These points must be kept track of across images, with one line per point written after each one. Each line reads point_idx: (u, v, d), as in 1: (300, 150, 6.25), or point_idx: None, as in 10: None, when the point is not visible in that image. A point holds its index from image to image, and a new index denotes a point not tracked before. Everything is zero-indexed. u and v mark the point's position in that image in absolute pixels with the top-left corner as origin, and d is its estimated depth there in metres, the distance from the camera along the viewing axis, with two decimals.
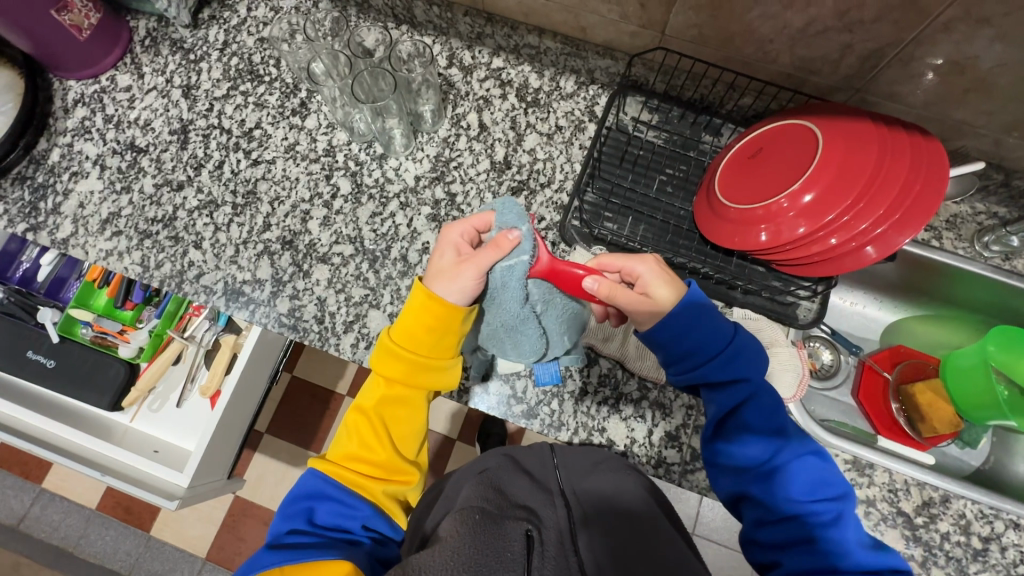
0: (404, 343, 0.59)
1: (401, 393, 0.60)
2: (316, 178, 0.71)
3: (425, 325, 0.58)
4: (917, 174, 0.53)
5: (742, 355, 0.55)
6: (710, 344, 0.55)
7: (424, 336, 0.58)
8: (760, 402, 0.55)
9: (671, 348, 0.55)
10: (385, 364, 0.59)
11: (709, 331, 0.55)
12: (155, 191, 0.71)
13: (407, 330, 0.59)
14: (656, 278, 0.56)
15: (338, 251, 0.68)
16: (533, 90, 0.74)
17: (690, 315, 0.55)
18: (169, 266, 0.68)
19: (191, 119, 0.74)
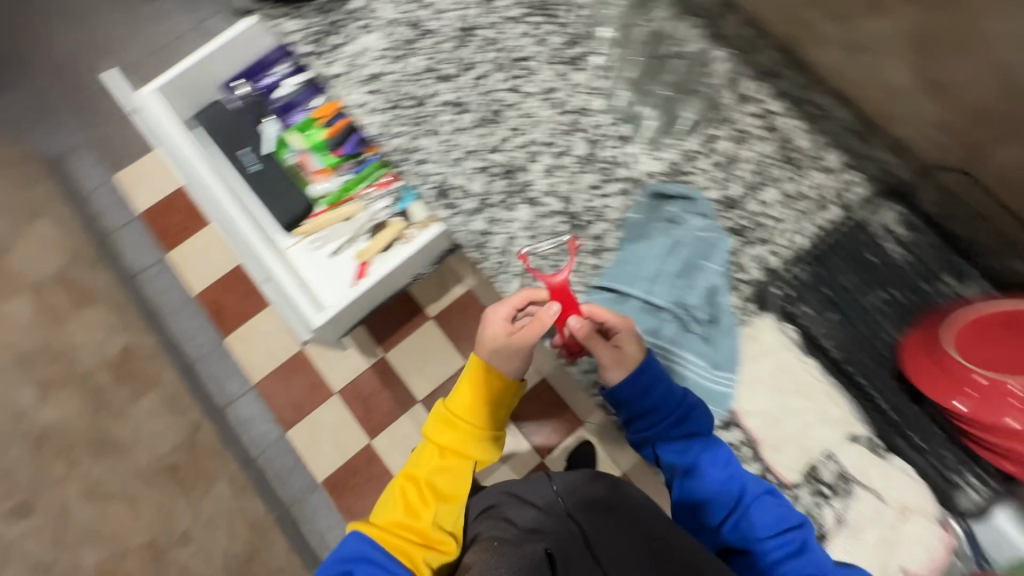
0: (454, 414, 0.75)
1: (451, 459, 0.75)
2: (559, 129, 0.73)
3: (476, 399, 0.74)
4: None
5: (687, 426, 0.62)
6: (665, 403, 0.63)
7: (474, 409, 0.75)
8: (710, 450, 0.63)
9: (634, 405, 0.64)
10: (444, 429, 0.76)
11: (653, 396, 0.62)
12: (421, 71, 0.75)
13: (460, 404, 0.75)
14: (630, 336, 0.63)
15: (547, 202, 0.70)
16: (795, 149, 0.71)
17: (650, 376, 0.62)
18: (402, 140, 0.73)
19: (478, 25, 0.77)
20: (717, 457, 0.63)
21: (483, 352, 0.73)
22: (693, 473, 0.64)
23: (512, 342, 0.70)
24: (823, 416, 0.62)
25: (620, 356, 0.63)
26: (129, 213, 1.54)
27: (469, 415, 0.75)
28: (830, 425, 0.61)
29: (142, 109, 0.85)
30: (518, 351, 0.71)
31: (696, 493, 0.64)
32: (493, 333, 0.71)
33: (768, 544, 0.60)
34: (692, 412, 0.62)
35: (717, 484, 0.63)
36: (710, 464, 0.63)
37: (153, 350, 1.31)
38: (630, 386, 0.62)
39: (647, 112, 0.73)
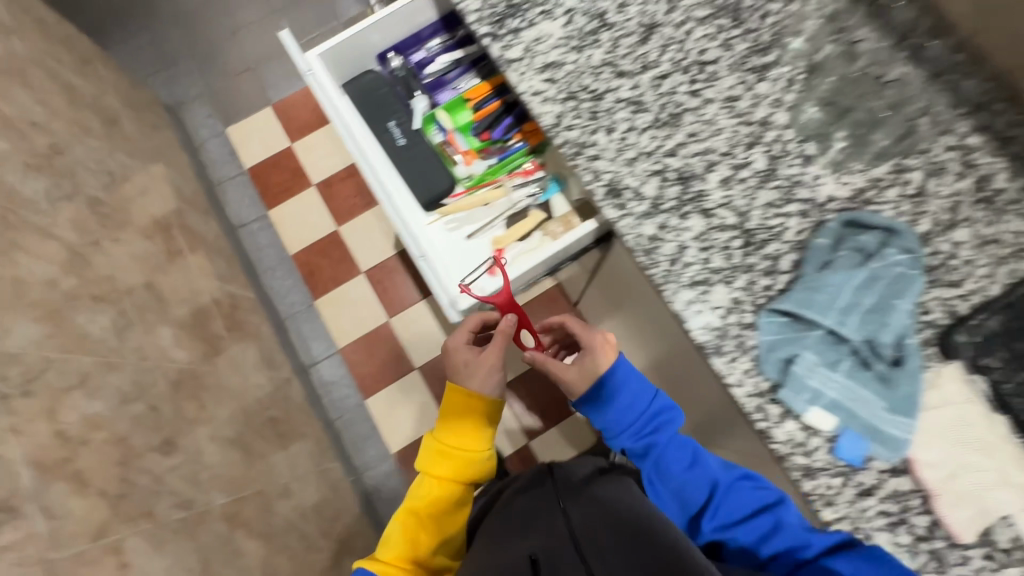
0: (445, 438, 0.87)
1: (449, 486, 0.85)
2: (739, 140, 0.70)
3: (460, 425, 0.87)
4: None
5: (648, 427, 0.82)
6: (638, 403, 0.82)
7: (460, 434, 0.87)
8: (667, 454, 0.79)
9: (600, 419, 0.84)
10: (434, 457, 0.87)
11: (617, 410, 0.82)
12: (599, 65, 0.73)
13: (450, 432, 0.87)
14: (596, 347, 0.86)
15: (721, 214, 0.68)
16: (995, 189, 0.64)
17: (615, 387, 0.83)
18: (577, 133, 0.71)
19: (661, 23, 0.75)
20: (678, 459, 0.79)
21: (460, 372, 0.90)
22: (661, 474, 0.79)
23: (479, 361, 0.89)
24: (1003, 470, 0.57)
25: (588, 374, 0.84)
26: (236, 168, 1.58)
27: (461, 442, 0.87)
28: (1015, 491, 0.56)
29: (312, 73, 0.87)
30: (491, 367, 0.90)
31: (676, 493, 0.77)
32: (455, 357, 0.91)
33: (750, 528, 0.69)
34: (652, 419, 0.82)
35: (690, 481, 0.77)
36: (671, 468, 0.78)
37: (253, 302, 1.36)
38: (605, 396, 0.83)
39: (837, 134, 0.70)
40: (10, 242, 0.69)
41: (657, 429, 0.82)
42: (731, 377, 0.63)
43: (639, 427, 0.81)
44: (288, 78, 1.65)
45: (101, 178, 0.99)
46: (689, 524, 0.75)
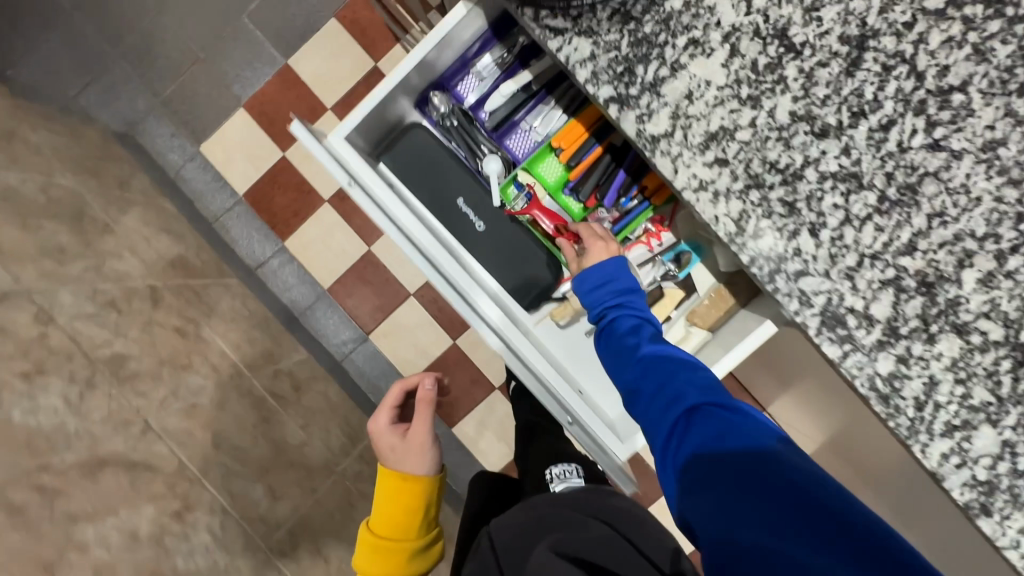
0: (383, 535, 0.82)
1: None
2: (1002, 209, 0.48)
3: (399, 508, 0.83)
4: None
5: (613, 288, 0.62)
6: (615, 284, 0.62)
7: (396, 519, 0.83)
8: (636, 325, 0.60)
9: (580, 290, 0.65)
10: (372, 554, 0.81)
11: (596, 284, 0.62)
12: (789, 123, 0.49)
13: (384, 521, 0.83)
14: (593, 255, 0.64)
15: (983, 329, 0.49)
16: None
17: (605, 268, 0.63)
18: (768, 241, 0.50)
19: (877, 30, 0.48)
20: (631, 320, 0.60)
21: (388, 455, 0.87)
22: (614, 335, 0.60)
23: (406, 444, 0.87)
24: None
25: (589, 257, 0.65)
26: (230, 197, 1.32)
27: (394, 532, 0.82)
28: None
29: (350, 181, 0.61)
30: (421, 445, 0.87)
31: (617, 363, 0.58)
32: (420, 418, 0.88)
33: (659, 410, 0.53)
34: (624, 283, 0.62)
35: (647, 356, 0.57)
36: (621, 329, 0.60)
37: (308, 364, 1.21)
38: (601, 268, 0.63)
39: None
40: (65, 521, 0.58)
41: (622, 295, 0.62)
42: (1002, 539, 0.50)
43: (606, 283, 0.62)
44: (253, 63, 1.30)
45: (106, 320, 0.78)
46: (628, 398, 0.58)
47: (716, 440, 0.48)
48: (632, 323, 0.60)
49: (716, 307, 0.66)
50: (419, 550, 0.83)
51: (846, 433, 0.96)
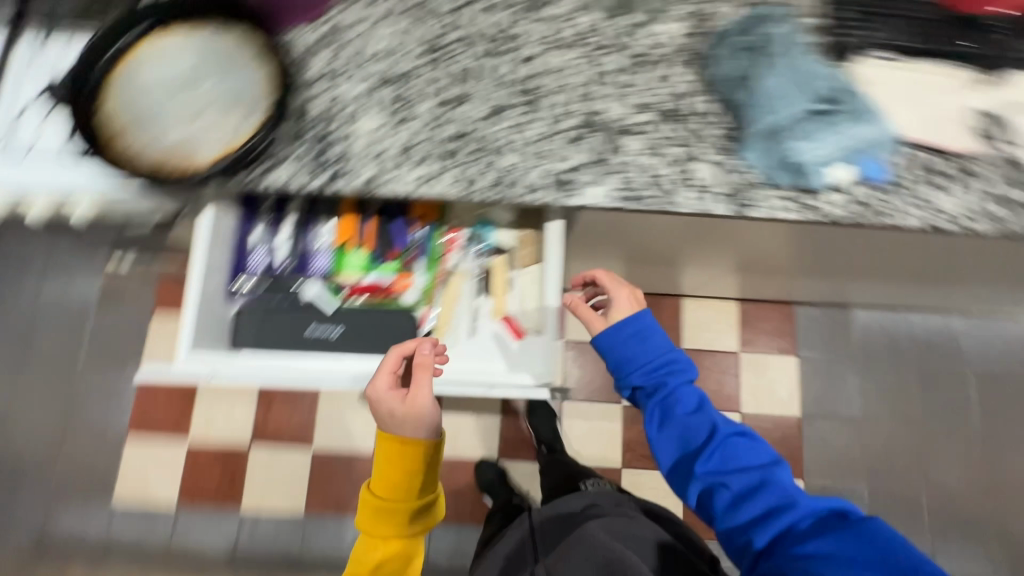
0: (381, 495, 0.71)
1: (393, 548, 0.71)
2: (587, 60, 0.71)
3: (395, 470, 0.70)
4: None
5: (649, 363, 0.80)
6: (652, 352, 0.81)
7: (395, 483, 0.70)
8: (686, 398, 0.78)
9: (612, 348, 0.83)
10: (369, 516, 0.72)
11: (638, 344, 0.81)
12: (437, 111, 0.69)
13: (381, 482, 0.71)
14: (621, 303, 0.86)
15: (641, 119, 0.70)
16: None
17: (639, 323, 0.83)
18: (487, 176, 0.68)
19: (440, 36, 0.71)
20: (687, 401, 0.77)
21: (388, 419, 0.72)
22: (674, 405, 0.77)
23: (404, 410, 0.70)
24: (937, 92, 0.71)
25: (618, 317, 0.84)
26: (168, 515, 1.30)
27: (395, 499, 0.71)
28: (946, 96, 0.71)
29: (217, 374, 0.72)
30: (420, 413, 0.70)
31: (682, 432, 0.75)
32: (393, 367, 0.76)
33: (749, 494, 0.69)
34: (662, 355, 0.81)
35: (708, 438, 0.74)
36: (681, 405, 0.77)
37: None
38: (625, 322, 0.83)
39: None
40: None
41: (652, 352, 0.81)
42: (773, 210, 0.68)
43: (653, 366, 0.80)
44: (112, 399, 1.36)
45: None
46: (674, 453, 0.75)
47: (802, 531, 0.64)
48: (679, 393, 0.78)
49: (528, 247, 0.82)
50: (423, 502, 0.73)
51: (714, 258, 1.15)
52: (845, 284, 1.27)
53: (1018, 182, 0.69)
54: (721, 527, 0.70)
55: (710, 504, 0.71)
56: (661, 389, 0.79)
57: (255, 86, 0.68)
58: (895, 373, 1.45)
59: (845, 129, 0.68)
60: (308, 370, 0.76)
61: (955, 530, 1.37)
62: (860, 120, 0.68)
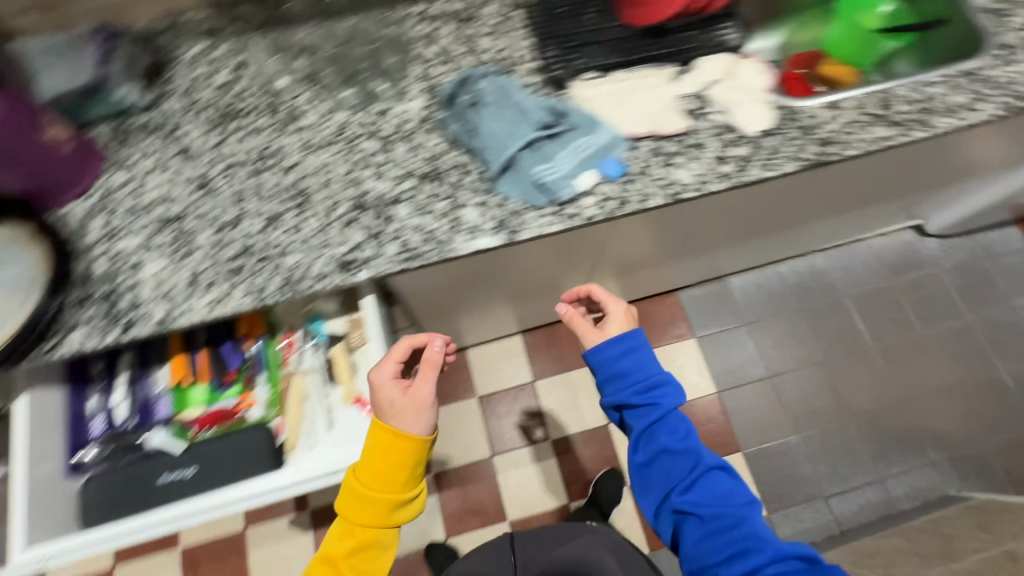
0: (366, 483, 0.74)
1: (368, 537, 0.75)
2: (345, 152, 0.79)
3: (391, 462, 0.73)
4: None
5: (640, 390, 0.83)
6: (640, 378, 0.83)
7: (386, 472, 0.74)
8: (674, 425, 0.82)
9: (605, 371, 0.84)
10: (353, 505, 0.75)
11: (630, 372, 0.83)
12: (216, 237, 0.74)
13: (371, 469, 0.74)
14: (615, 319, 0.88)
15: (403, 187, 0.77)
16: (460, 14, 0.89)
17: (629, 347, 0.84)
18: (274, 279, 0.72)
19: (206, 171, 0.78)
20: (672, 426, 0.81)
21: (387, 410, 0.76)
22: (657, 429, 0.81)
23: (405, 401, 0.75)
24: (647, 90, 0.82)
25: (608, 336, 0.86)
26: None
27: (381, 487, 0.74)
28: (657, 90, 0.82)
29: (47, 557, 0.69)
30: (421, 404, 0.76)
31: (663, 453, 0.80)
32: (382, 367, 0.78)
33: (716, 525, 0.76)
34: (655, 376, 0.83)
35: (682, 466, 0.80)
36: (666, 430, 0.80)
37: None
38: (606, 354, 0.84)
39: (373, 84, 0.83)
40: None
41: (648, 378, 0.84)
42: (539, 227, 0.75)
43: (644, 388, 0.83)
44: None
45: None
46: (654, 473, 0.81)
47: None
48: (666, 423, 0.81)
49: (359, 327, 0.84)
50: (406, 501, 0.76)
51: (568, 278, 1.22)
52: (698, 260, 1.37)
53: (738, 140, 0.79)
54: (687, 555, 0.77)
55: (682, 532, 0.78)
56: (650, 413, 0.82)
57: (28, 273, 0.68)
58: (786, 323, 1.54)
59: (574, 141, 0.77)
60: (142, 519, 0.73)
61: (893, 448, 1.41)
62: (582, 127, 0.78)
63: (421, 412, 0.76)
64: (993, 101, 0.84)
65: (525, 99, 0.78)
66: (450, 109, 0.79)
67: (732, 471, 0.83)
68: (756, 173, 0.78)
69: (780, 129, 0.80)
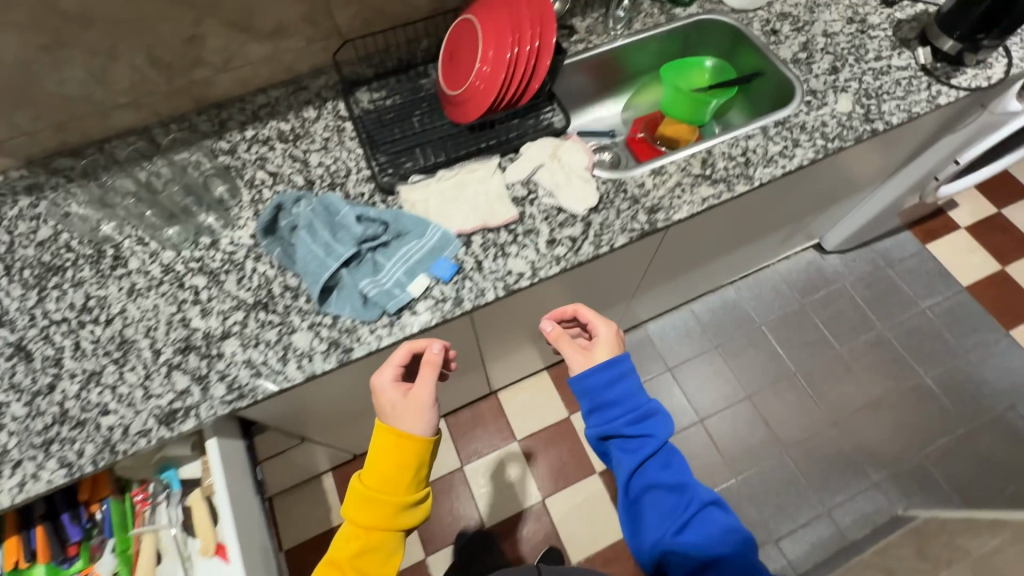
0: (369, 486, 0.67)
1: (372, 542, 0.67)
2: (171, 292, 0.76)
3: (390, 463, 0.67)
4: (530, 8, 0.82)
5: (630, 417, 0.77)
6: (627, 406, 0.78)
7: (388, 474, 0.68)
8: (664, 456, 0.76)
9: (591, 397, 0.78)
10: (357, 506, 0.68)
11: (616, 399, 0.78)
12: (29, 407, 0.69)
13: (372, 471, 0.68)
14: (605, 342, 0.82)
15: (232, 321, 0.74)
16: (290, 132, 0.90)
17: (614, 373, 0.79)
18: (92, 444, 0.67)
19: (21, 336, 0.74)
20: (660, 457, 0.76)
21: (388, 409, 0.71)
22: (647, 461, 0.75)
23: (405, 399, 0.69)
24: (475, 184, 0.83)
25: (592, 360, 0.81)
26: None
27: (386, 487, 0.68)
28: (485, 183, 0.83)
29: None
30: (424, 402, 0.69)
31: (652, 488, 0.74)
32: (381, 373, 0.72)
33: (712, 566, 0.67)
34: (641, 404, 0.78)
35: (672, 499, 0.73)
36: (654, 463, 0.75)
37: None
38: (594, 379, 0.78)
39: (201, 217, 0.82)
40: None
41: (636, 405, 0.78)
42: (374, 342, 0.72)
43: (631, 417, 0.77)
44: None
45: None
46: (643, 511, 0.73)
47: None
48: (656, 451, 0.76)
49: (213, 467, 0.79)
50: (413, 504, 0.68)
51: (466, 362, 1.20)
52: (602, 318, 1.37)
53: (568, 221, 0.80)
54: None
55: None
56: (640, 441, 0.76)
57: None
58: (708, 362, 1.53)
59: (401, 249, 0.76)
60: None
61: (834, 477, 1.38)
62: (409, 232, 0.78)
63: (424, 409, 0.69)
64: (807, 146, 0.87)
65: (347, 212, 0.77)
66: (275, 233, 0.78)
67: (726, 507, 0.75)
68: (589, 252, 0.78)
69: (607, 205, 0.82)
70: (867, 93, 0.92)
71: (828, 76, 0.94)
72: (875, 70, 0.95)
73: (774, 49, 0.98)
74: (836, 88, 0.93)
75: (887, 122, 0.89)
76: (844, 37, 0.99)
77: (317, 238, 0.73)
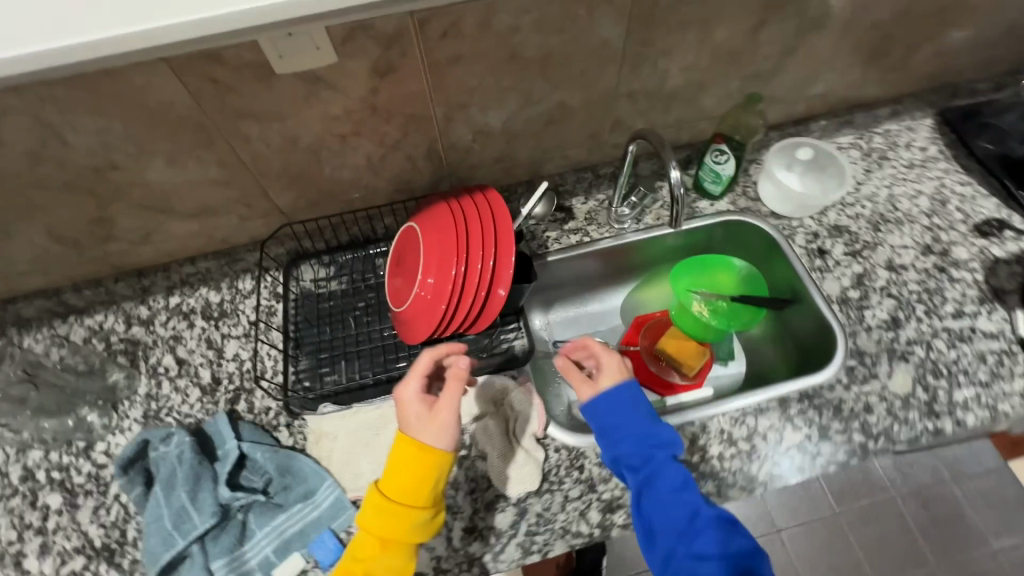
0: (385, 496, 0.56)
1: (385, 554, 0.55)
2: (19, 511, 0.65)
3: (408, 473, 0.57)
4: (483, 215, 0.66)
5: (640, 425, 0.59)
6: (634, 415, 0.59)
7: (406, 486, 0.56)
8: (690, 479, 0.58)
9: (595, 413, 0.60)
10: (368, 522, 0.56)
11: (625, 410, 0.60)
12: None
13: (390, 482, 0.57)
14: (611, 371, 0.63)
15: (67, 571, 0.61)
16: (216, 306, 0.78)
17: (620, 389, 0.61)
18: None
19: None
20: (678, 479, 0.56)
21: (409, 421, 0.60)
22: (675, 488, 0.55)
23: (429, 408, 0.59)
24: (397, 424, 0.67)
25: (599, 391, 0.62)
26: None
27: (404, 497, 0.56)
28: None
29: None
30: (447, 414, 0.58)
31: (687, 516, 0.54)
32: (406, 389, 0.62)
33: None
34: (653, 427, 0.59)
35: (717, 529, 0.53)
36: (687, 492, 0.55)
37: None
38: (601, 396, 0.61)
39: (82, 411, 0.70)
40: None
41: (647, 418, 0.59)
42: None
43: (642, 440, 0.58)
44: None
45: None
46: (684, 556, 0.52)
47: None
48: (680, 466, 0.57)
49: None
50: (432, 518, 0.57)
51: None
52: None
53: (497, 505, 0.63)
54: None
55: None
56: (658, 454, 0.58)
57: None
58: None
59: (281, 513, 0.61)
60: None
61: None
62: (299, 487, 0.63)
63: (447, 420, 0.58)
64: (838, 441, 0.65)
65: (231, 451, 0.64)
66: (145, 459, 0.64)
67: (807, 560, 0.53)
68: (515, 558, 0.60)
69: (552, 489, 0.63)
70: (935, 368, 0.69)
71: (884, 332, 0.72)
72: (951, 334, 0.72)
73: (817, 279, 0.77)
74: (891, 353, 0.71)
75: (959, 422, 0.66)
76: (915, 277, 0.76)
77: (175, 496, 0.59)
